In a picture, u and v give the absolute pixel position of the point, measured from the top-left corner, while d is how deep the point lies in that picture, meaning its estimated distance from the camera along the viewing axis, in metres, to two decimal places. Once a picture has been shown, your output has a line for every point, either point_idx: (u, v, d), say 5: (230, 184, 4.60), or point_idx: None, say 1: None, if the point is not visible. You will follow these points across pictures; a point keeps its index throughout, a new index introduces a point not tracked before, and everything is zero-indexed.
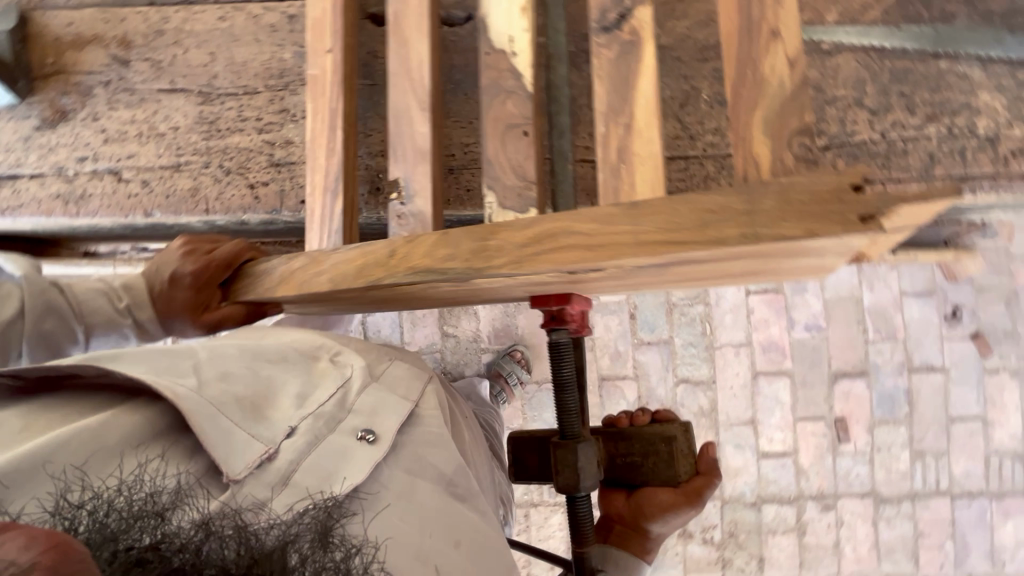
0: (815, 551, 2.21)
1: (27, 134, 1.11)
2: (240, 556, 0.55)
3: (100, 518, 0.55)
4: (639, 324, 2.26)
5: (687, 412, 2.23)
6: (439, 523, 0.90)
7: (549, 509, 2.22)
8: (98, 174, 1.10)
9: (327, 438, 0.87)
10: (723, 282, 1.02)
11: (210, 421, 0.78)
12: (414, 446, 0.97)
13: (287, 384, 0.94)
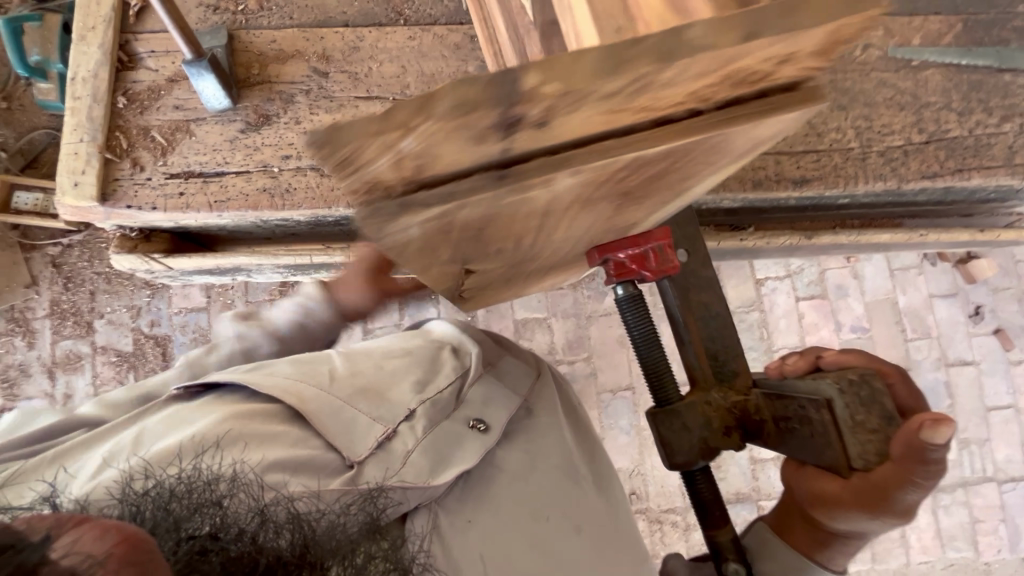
0: (884, 543, 2.32)
1: (234, 136, 1.20)
2: (294, 544, 0.65)
3: (165, 505, 0.63)
4: None
5: None
6: (547, 501, 1.07)
7: None
8: (302, 171, 1.20)
9: (441, 424, 1.04)
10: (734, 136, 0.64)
11: (336, 415, 0.96)
12: (526, 433, 1.14)
13: (410, 375, 1.08)
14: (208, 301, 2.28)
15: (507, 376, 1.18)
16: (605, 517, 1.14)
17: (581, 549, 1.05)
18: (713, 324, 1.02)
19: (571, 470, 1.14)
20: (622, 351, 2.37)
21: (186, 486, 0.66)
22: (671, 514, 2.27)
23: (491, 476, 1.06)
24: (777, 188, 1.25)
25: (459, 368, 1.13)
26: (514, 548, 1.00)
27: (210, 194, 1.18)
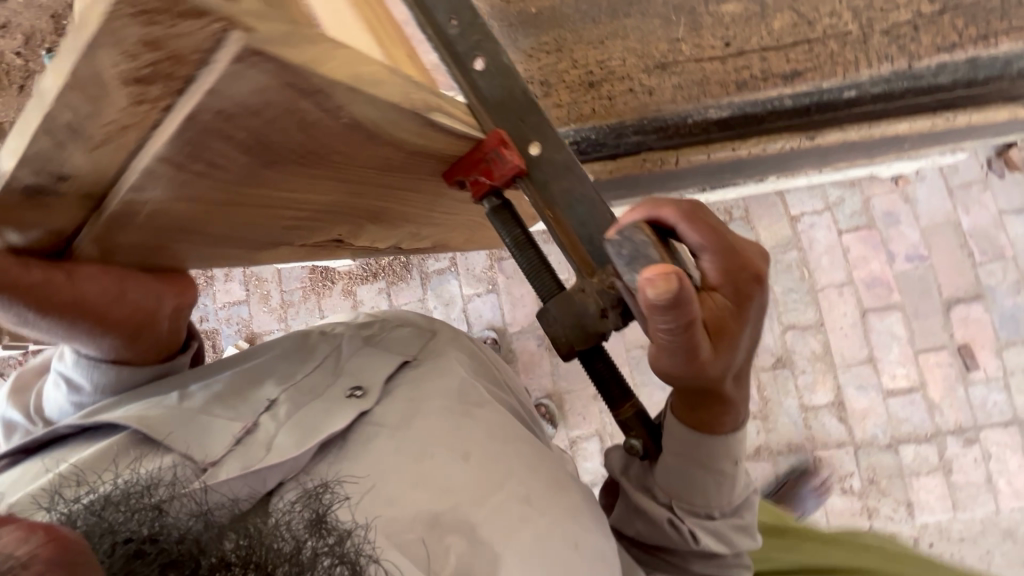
0: (967, 490, 2.08)
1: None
2: (239, 547, 0.57)
3: (99, 510, 0.58)
4: None
5: (801, 358, 2.20)
6: (441, 443, 0.83)
7: None
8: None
9: (313, 403, 0.85)
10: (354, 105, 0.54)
11: (187, 429, 0.79)
12: (413, 381, 0.91)
13: (274, 368, 0.93)
14: (249, 293, 2.46)
15: (387, 344, 1.00)
16: (530, 462, 0.86)
17: (492, 494, 0.79)
18: (584, 215, 0.74)
19: (475, 406, 0.89)
20: None
21: (126, 501, 0.60)
22: None
23: (371, 437, 0.83)
24: (765, 87, 1.17)
25: (329, 350, 0.97)
26: (407, 504, 0.76)
27: None
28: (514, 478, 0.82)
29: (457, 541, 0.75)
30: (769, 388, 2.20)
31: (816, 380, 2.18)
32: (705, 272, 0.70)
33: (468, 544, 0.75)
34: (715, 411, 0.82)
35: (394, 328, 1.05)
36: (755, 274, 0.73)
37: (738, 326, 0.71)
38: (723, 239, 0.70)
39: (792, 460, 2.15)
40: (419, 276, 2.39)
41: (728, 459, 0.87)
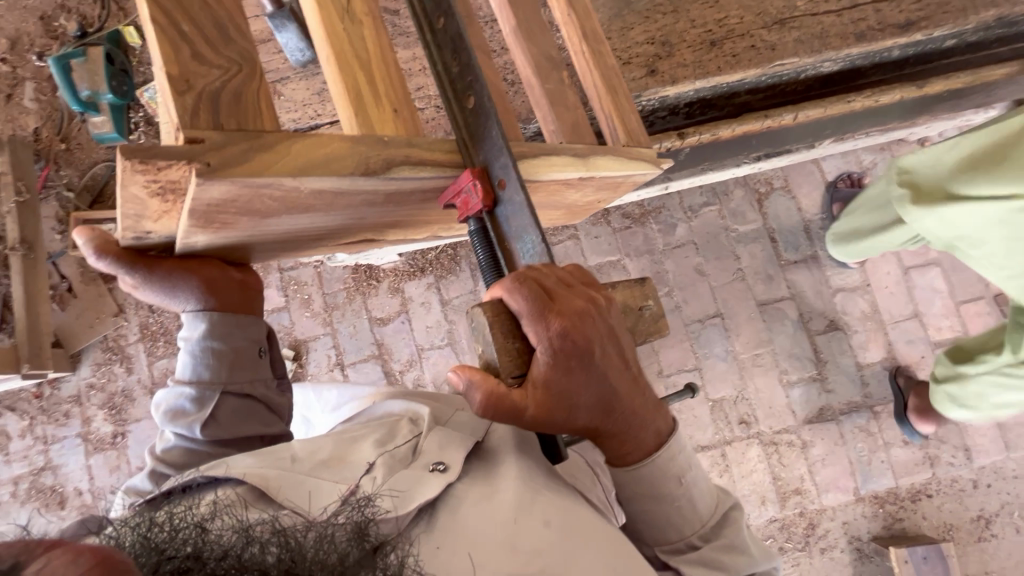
0: (1016, 430, 2.20)
1: (322, 87, 1.24)
2: (276, 559, 0.67)
3: (151, 534, 0.69)
4: (782, 245, 2.33)
5: (852, 319, 2.27)
6: (513, 510, 0.88)
7: (745, 443, 2.21)
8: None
9: (400, 472, 0.94)
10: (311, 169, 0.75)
11: (296, 490, 0.89)
12: (484, 462, 1.00)
13: (366, 443, 1.05)
14: (288, 299, 2.33)
15: (460, 427, 1.09)
16: (593, 531, 0.90)
17: (563, 552, 0.85)
18: (528, 250, 0.87)
19: (537, 478, 0.96)
20: (702, 280, 2.31)
21: (168, 526, 0.71)
22: (785, 434, 2.21)
23: (453, 506, 0.90)
24: (883, 38, 1.19)
25: (412, 433, 1.07)
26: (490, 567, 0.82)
27: None
28: (583, 540, 0.88)
29: None
30: (825, 350, 2.26)
31: (869, 339, 2.26)
32: (529, 339, 0.78)
33: None
34: (631, 433, 0.88)
35: (456, 415, 1.14)
36: (576, 318, 0.79)
37: (570, 376, 0.78)
38: (537, 301, 0.78)
39: (853, 418, 2.21)
40: (469, 268, 2.32)
41: (671, 489, 0.94)
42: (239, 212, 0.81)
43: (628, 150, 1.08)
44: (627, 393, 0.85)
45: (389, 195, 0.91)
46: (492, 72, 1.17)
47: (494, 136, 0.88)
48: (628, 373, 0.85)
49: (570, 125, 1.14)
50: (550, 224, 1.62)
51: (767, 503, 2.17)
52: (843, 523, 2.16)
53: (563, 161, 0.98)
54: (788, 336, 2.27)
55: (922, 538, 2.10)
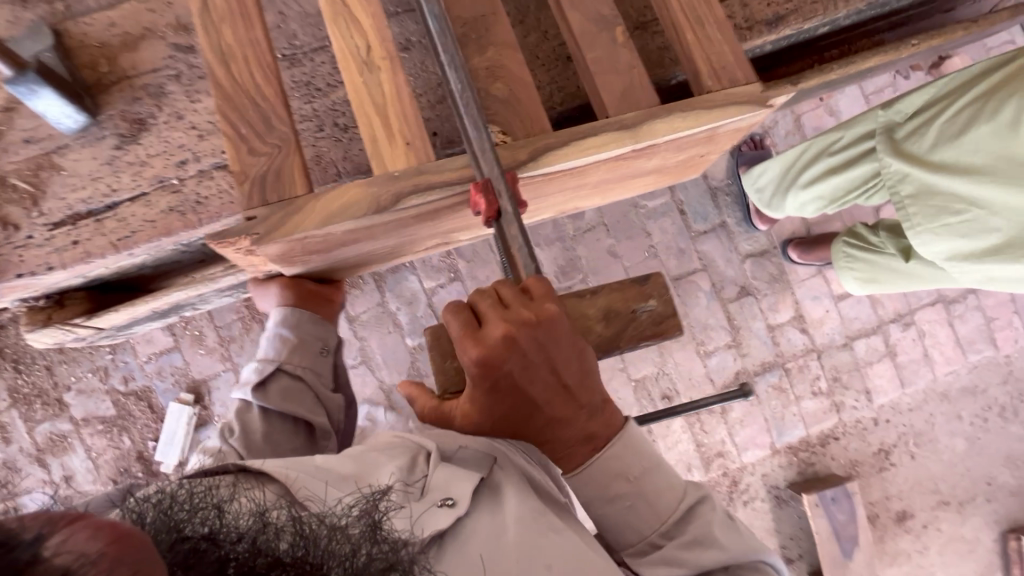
0: (910, 367, 2.35)
1: (110, 157, 1.19)
2: (292, 548, 0.69)
3: (166, 511, 0.71)
4: (691, 216, 2.30)
5: (761, 283, 2.31)
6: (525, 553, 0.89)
7: (668, 417, 2.26)
8: (208, 173, 1.20)
9: (413, 505, 0.92)
10: (323, 217, 1.02)
11: (310, 481, 0.94)
12: (497, 492, 0.97)
13: (386, 465, 1.00)
14: (177, 338, 2.13)
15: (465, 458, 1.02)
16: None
17: None
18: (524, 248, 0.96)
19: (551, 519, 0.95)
20: (616, 262, 2.27)
21: (188, 505, 0.74)
22: (705, 402, 2.28)
23: (462, 544, 0.89)
24: (746, 37, 1.30)
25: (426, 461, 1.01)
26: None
27: (111, 230, 1.18)
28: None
29: None
30: (738, 316, 2.30)
31: (778, 300, 2.32)
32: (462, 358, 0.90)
33: None
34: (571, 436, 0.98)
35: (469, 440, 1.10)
36: (497, 348, 0.86)
37: (496, 390, 0.89)
38: (465, 329, 0.88)
39: (767, 377, 2.30)
40: (373, 280, 2.18)
41: (619, 489, 0.99)
42: (298, 245, 1.10)
43: (708, 101, 1.07)
44: (557, 404, 0.95)
45: (400, 221, 1.12)
46: (519, 63, 1.15)
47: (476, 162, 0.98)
48: (562, 384, 0.93)
49: (617, 90, 1.10)
50: (646, 186, 1.70)
51: (692, 469, 2.27)
52: (761, 475, 2.30)
53: (601, 141, 1.03)
54: (702, 308, 2.29)
55: (831, 479, 2.27)
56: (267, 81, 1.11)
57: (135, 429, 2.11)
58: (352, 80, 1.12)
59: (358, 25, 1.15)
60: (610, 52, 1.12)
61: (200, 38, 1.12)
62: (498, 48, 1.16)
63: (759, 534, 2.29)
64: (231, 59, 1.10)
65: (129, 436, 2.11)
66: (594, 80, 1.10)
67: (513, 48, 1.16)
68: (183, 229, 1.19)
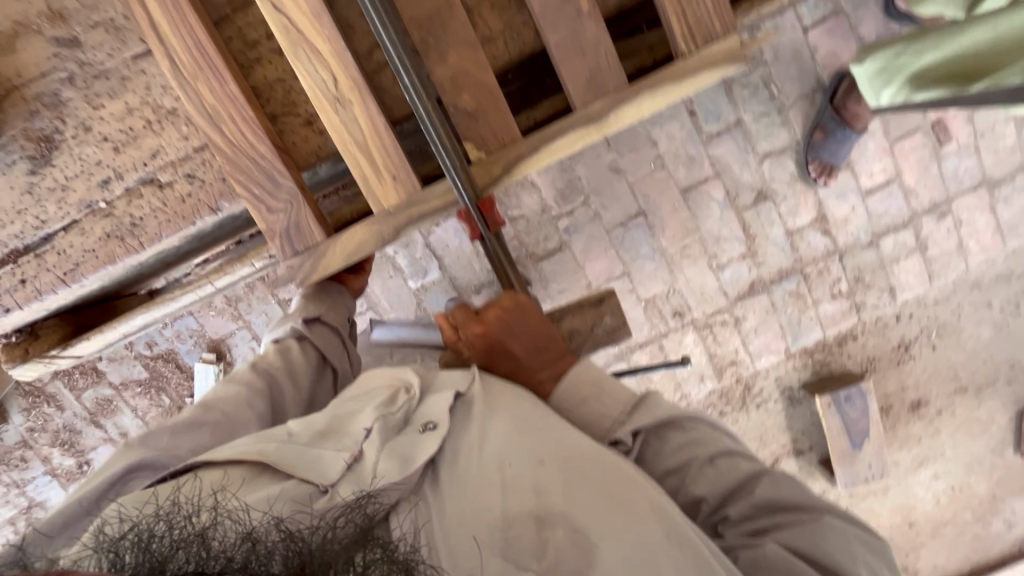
0: (941, 260, 2.20)
1: (29, 183, 1.44)
2: (286, 566, 0.72)
3: (150, 553, 0.73)
4: (702, 117, 2.05)
5: (781, 185, 2.12)
6: (518, 450, 1.01)
7: (680, 332, 2.24)
8: (135, 190, 1.46)
9: (396, 438, 1.04)
10: (339, 253, 1.16)
11: (302, 456, 1.01)
12: (476, 408, 1.09)
13: (362, 412, 1.10)
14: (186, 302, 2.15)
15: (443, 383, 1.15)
16: (590, 457, 1.01)
17: (573, 489, 0.96)
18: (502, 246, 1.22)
19: (540, 419, 1.06)
20: (619, 178, 2.09)
21: (170, 537, 0.75)
22: (718, 314, 2.23)
23: (455, 458, 1.02)
24: None
25: (404, 396, 1.13)
26: (496, 516, 0.94)
27: (61, 261, 1.47)
28: (595, 473, 0.98)
29: (557, 531, 0.93)
30: (754, 224, 2.15)
31: (798, 203, 2.14)
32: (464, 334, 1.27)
33: (568, 532, 0.93)
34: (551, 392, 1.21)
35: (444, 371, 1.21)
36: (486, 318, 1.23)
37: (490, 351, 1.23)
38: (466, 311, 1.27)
39: (784, 285, 2.21)
40: None
41: (587, 391, 1.17)
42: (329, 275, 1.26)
43: (679, 69, 1.11)
44: (533, 363, 1.22)
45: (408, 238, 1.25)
46: (483, 67, 1.13)
47: (460, 186, 1.13)
48: (534, 348, 1.23)
49: (583, 76, 1.12)
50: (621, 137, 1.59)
51: (705, 379, 2.29)
52: (775, 378, 2.32)
53: (572, 136, 1.14)
54: (715, 220, 2.14)
55: (846, 378, 2.27)
56: (258, 137, 1.13)
57: (171, 388, 2.24)
58: (322, 100, 1.11)
59: (311, 28, 1.08)
60: (576, 27, 1.12)
61: (181, 99, 1.12)
62: (458, 50, 1.13)
63: (770, 431, 2.38)
64: (221, 120, 1.13)
65: (168, 395, 2.25)
66: (559, 68, 1.13)
67: (474, 46, 1.14)
68: (125, 251, 1.47)
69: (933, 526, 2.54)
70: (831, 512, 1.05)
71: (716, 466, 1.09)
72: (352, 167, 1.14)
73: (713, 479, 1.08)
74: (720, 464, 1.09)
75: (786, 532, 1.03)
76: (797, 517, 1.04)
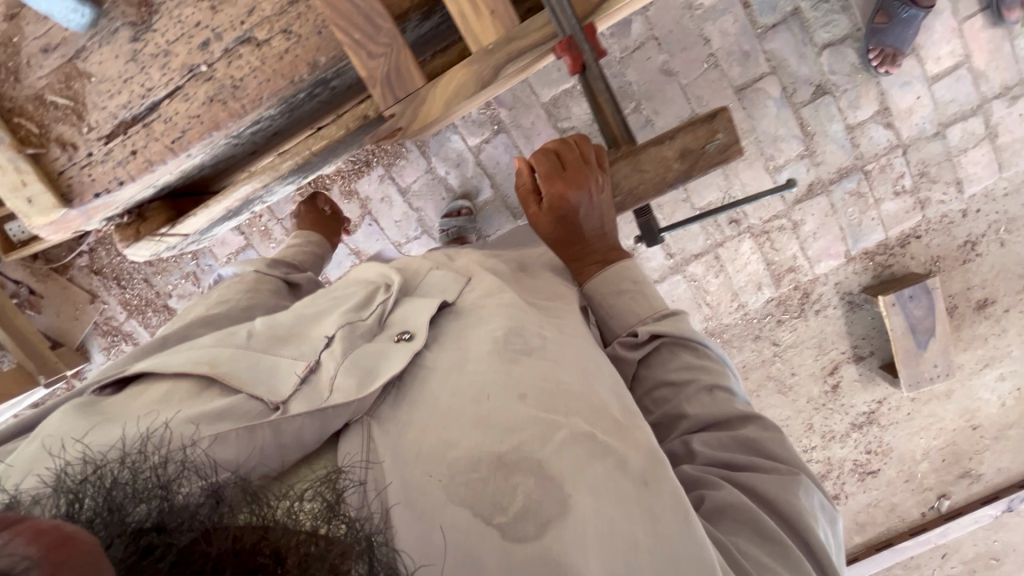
0: (1013, 148, 2.11)
1: (132, 52, 1.23)
2: (253, 526, 0.57)
3: (95, 496, 0.57)
4: (757, 9, 1.97)
5: (842, 78, 2.04)
6: (496, 382, 0.88)
7: (737, 240, 2.22)
8: (234, 51, 1.23)
9: (365, 346, 0.93)
10: (437, 96, 1.19)
11: (257, 365, 0.88)
12: (464, 333, 0.99)
13: (331, 314, 1.02)
14: (246, 236, 2.21)
15: (430, 292, 1.11)
16: (578, 397, 0.89)
17: (553, 422, 0.83)
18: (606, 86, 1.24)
19: (524, 345, 0.95)
20: (671, 81, 2.04)
21: (128, 476, 0.61)
22: (776, 220, 2.19)
23: (423, 377, 0.91)
24: None
25: (383, 299, 1.06)
26: (461, 459, 0.80)
27: (167, 131, 1.26)
28: (577, 415, 0.86)
29: (525, 478, 0.78)
30: (813, 121, 2.08)
31: (860, 95, 2.06)
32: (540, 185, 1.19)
33: (537, 479, 0.78)
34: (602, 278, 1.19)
35: (430, 275, 1.19)
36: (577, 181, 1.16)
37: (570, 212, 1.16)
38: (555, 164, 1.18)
39: (844, 184, 2.15)
40: (416, 146, 2.11)
41: (625, 284, 1.17)
42: (423, 129, 1.30)
43: None
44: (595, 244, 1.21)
45: (497, 86, 1.29)
46: None
47: (564, 12, 1.13)
48: (603, 231, 1.20)
49: None
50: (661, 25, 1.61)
51: (763, 287, 2.26)
52: (835, 284, 2.28)
53: None
54: (772, 119, 2.07)
55: (910, 278, 2.22)
56: None
57: None
58: None
59: None
60: None
61: None
62: None
63: (830, 338, 2.35)
64: None
65: None
66: None
67: None
68: (229, 117, 1.25)
69: (999, 429, 2.50)
70: (808, 475, 0.97)
71: (714, 396, 1.04)
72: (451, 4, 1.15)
73: (705, 404, 1.03)
74: (718, 395, 1.04)
75: (759, 475, 0.95)
76: (775, 464, 0.96)
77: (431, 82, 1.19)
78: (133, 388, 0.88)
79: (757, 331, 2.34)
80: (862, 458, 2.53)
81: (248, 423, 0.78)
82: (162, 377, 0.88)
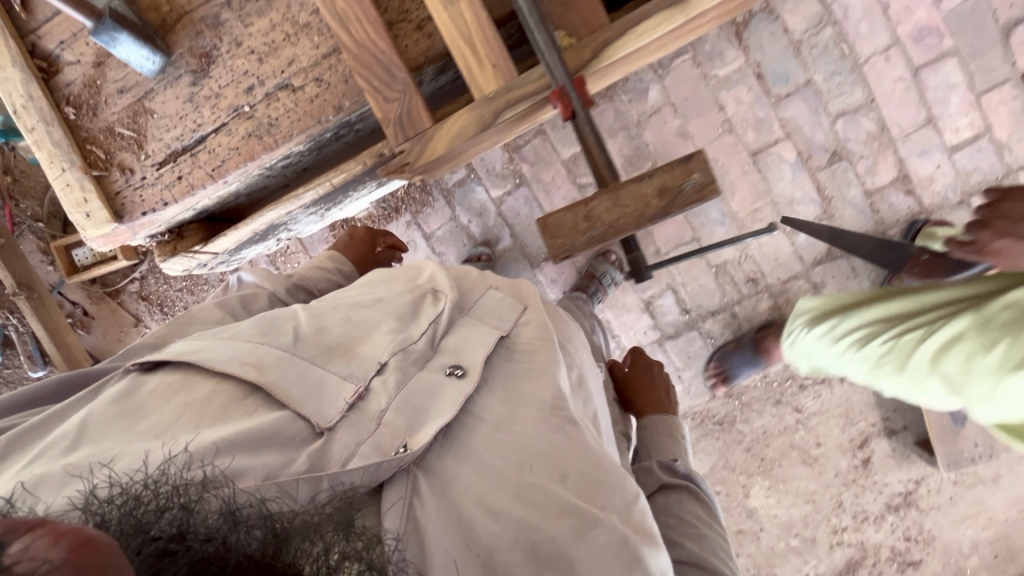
0: None
1: (189, 93, 1.43)
2: (263, 546, 0.64)
3: (128, 510, 0.63)
4: (770, 79, 2.07)
5: (857, 144, 2.08)
6: (541, 455, 0.91)
7: (754, 300, 2.21)
8: (273, 95, 1.41)
9: (417, 376, 0.97)
10: (446, 136, 1.32)
11: (300, 375, 0.91)
12: (511, 385, 1.02)
13: (383, 324, 1.06)
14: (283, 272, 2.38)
15: (487, 317, 1.13)
16: (615, 490, 0.90)
17: (588, 514, 0.84)
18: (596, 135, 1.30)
19: (572, 421, 0.96)
20: (687, 143, 2.13)
21: (158, 491, 0.66)
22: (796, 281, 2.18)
23: (472, 426, 0.95)
24: None
25: (434, 314, 1.09)
26: (500, 533, 0.82)
27: (208, 161, 1.44)
28: (614, 512, 0.86)
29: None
30: (829, 185, 2.11)
31: (877, 162, 2.08)
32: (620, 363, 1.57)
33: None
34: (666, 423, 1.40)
35: (485, 295, 1.20)
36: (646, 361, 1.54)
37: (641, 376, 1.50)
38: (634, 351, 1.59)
39: None
40: (442, 195, 2.26)
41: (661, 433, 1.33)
42: (439, 164, 1.43)
43: None
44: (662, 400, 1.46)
45: (507, 129, 1.42)
46: None
47: (555, 64, 1.23)
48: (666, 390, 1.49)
49: None
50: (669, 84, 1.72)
51: None
52: None
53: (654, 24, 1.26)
54: (787, 182, 2.13)
55: None
56: (379, 35, 1.30)
57: None
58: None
59: None
60: None
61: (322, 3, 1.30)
62: None
63: (857, 408, 2.24)
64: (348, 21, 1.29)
65: None
66: None
67: None
68: (263, 151, 1.42)
69: None
70: None
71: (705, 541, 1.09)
72: (458, 56, 1.31)
73: (694, 538, 1.08)
74: (706, 538, 1.09)
75: None
76: None
77: (441, 124, 1.32)
78: (176, 373, 0.90)
79: (778, 395, 2.26)
80: (901, 545, 2.31)
81: (294, 446, 0.82)
82: (206, 372, 0.90)
